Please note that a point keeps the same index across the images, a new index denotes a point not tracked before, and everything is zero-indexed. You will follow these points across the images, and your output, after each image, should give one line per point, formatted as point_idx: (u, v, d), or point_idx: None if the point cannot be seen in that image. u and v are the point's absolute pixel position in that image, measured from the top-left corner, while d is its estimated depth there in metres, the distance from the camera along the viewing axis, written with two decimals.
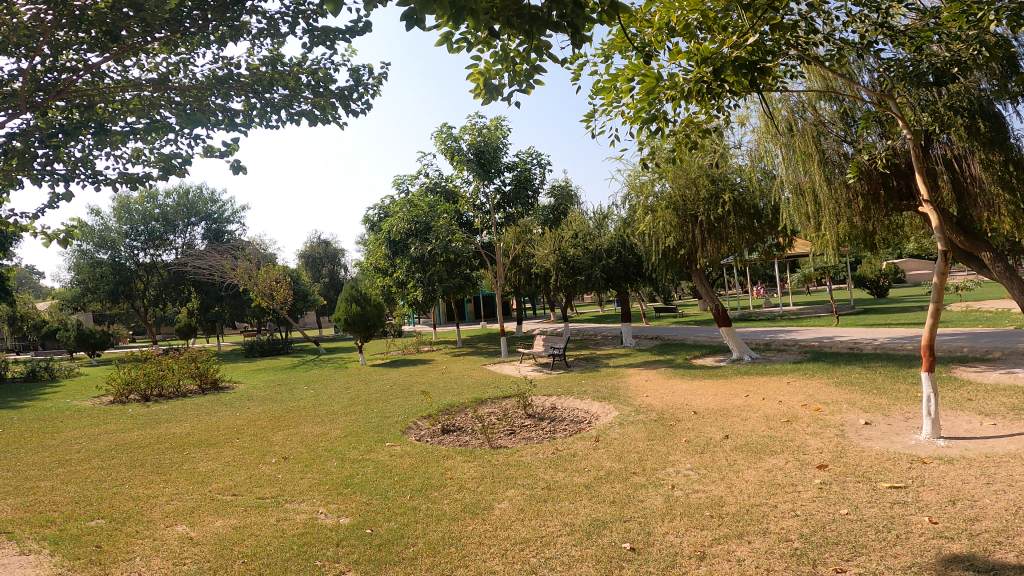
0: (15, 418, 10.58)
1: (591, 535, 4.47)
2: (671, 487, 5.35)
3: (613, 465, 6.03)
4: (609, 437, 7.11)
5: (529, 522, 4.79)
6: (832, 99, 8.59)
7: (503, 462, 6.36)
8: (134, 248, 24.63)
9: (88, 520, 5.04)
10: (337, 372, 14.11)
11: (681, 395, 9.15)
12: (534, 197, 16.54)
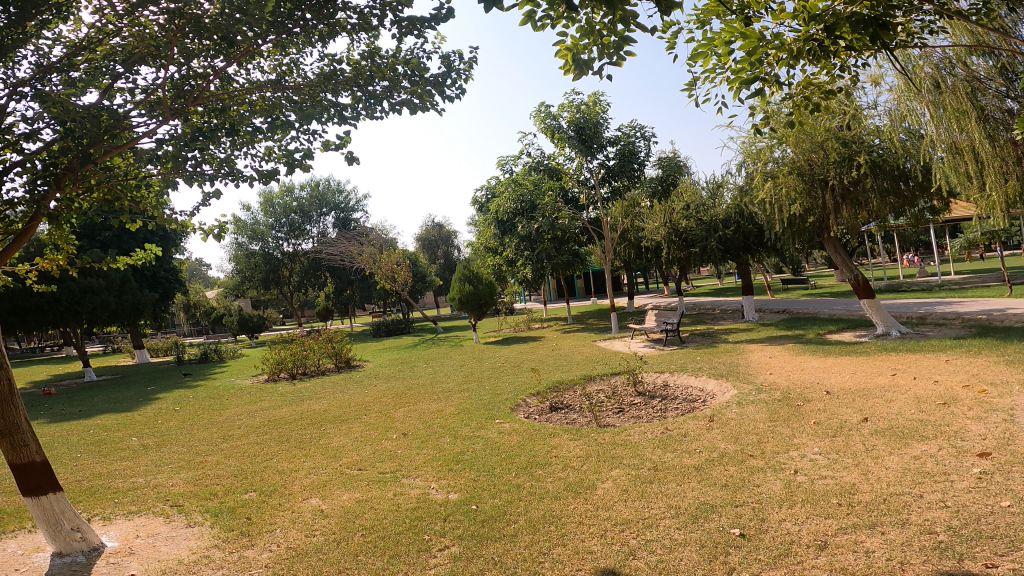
0: (192, 396, 12.11)
1: (698, 518, 4.31)
2: (793, 471, 5.02)
3: (728, 447, 5.77)
4: (726, 416, 6.81)
5: (632, 503, 4.72)
6: (986, 54, 7.54)
7: (610, 441, 6.29)
8: (279, 239, 26.97)
9: (243, 494, 5.62)
10: (453, 351, 14.65)
11: (813, 373, 8.55)
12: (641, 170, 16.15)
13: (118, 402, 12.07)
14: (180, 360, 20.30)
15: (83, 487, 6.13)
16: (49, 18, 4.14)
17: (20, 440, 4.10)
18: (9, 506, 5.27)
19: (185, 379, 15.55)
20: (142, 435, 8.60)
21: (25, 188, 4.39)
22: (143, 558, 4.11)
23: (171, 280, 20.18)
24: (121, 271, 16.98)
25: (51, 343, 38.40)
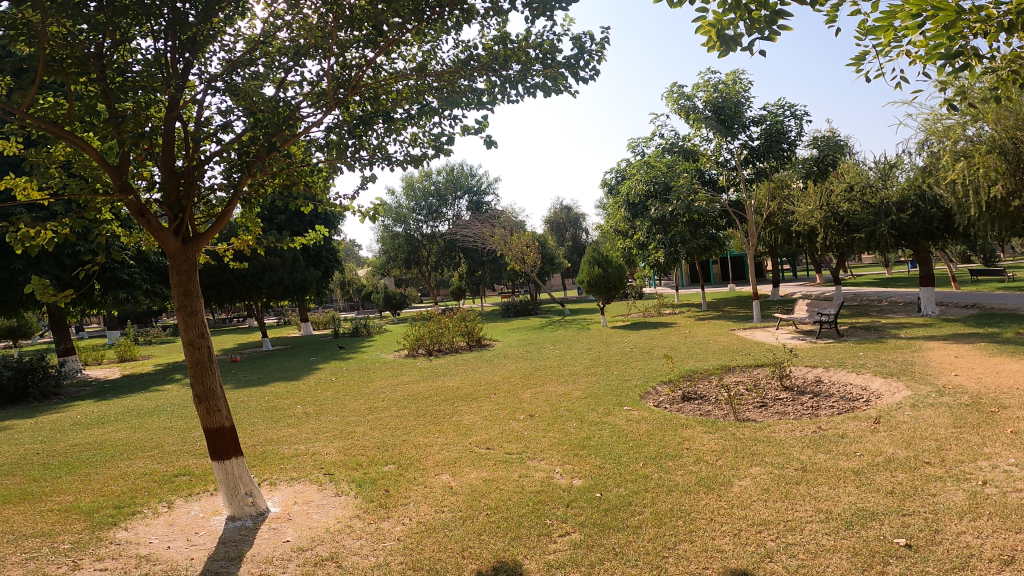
0: (342, 368, 13.11)
1: (853, 525, 3.99)
2: (980, 483, 4.49)
3: (897, 452, 5.26)
4: (895, 419, 6.21)
5: (773, 504, 4.45)
6: None
7: (750, 437, 5.97)
8: (418, 221, 28.36)
9: (383, 466, 6.00)
10: (580, 334, 14.65)
11: (1005, 377, 7.55)
12: (790, 151, 15.39)
13: (285, 371, 13.34)
14: (335, 334, 22.03)
15: (256, 451, 6.84)
16: (230, 15, 4.50)
17: (213, 405, 4.60)
18: (198, 468, 6.01)
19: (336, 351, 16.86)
20: (305, 403, 9.45)
21: (222, 177, 4.91)
22: (297, 525, 4.51)
23: (332, 260, 21.72)
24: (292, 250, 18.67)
25: (227, 315, 43.31)
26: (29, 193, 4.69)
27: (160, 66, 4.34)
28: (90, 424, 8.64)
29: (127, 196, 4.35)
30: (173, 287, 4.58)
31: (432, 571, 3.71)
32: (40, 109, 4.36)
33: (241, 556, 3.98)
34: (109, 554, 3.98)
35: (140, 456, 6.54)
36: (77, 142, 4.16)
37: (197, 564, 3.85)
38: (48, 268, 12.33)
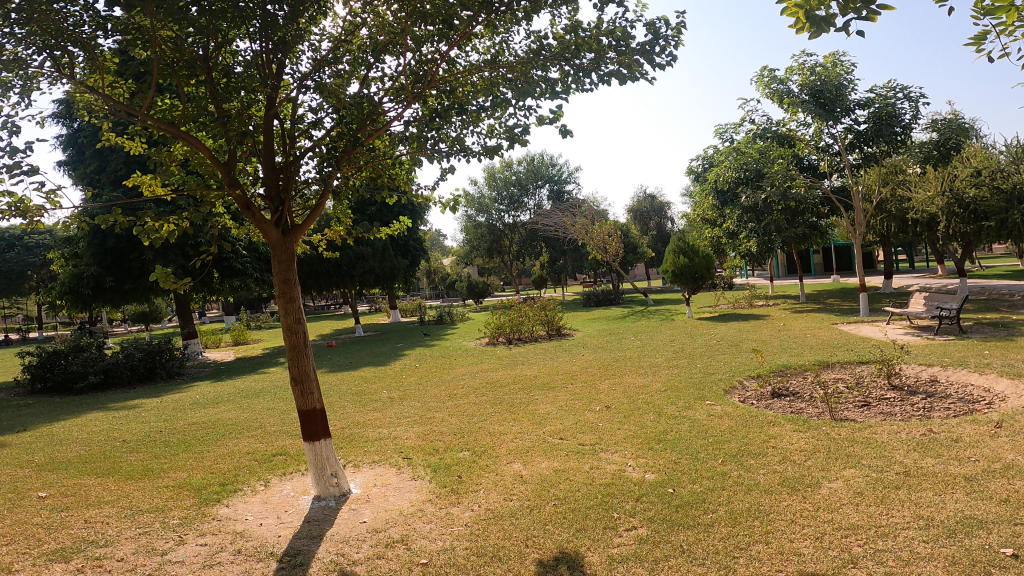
0: (425, 355, 13.51)
1: (955, 533, 3.69)
2: None
3: (1021, 458, 4.72)
4: (1019, 423, 5.62)
5: (866, 508, 4.14)
6: None
7: (848, 438, 5.56)
8: (500, 211, 28.65)
9: (458, 452, 6.15)
10: (663, 324, 14.37)
11: None
12: (904, 135, 14.15)
13: (375, 356, 13.92)
14: (421, 321, 22.70)
15: (344, 434, 7.19)
16: (315, 14, 4.67)
17: (307, 387, 4.89)
18: (293, 449, 6.40)
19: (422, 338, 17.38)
20: (390, 388, 9.85)
21: (315, 171, 5.13)
22: (374, 507, 4.72)
23: (419, 249, 22.32)
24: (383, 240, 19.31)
25: (323, 301, 45.63)
26: (152, 190, 5.14)
27: (258, 66, 4.57)
28: (205, 404, 9.40)
29: (235, 190, 4.65)
30: (274, 275, 4.89)
31: (495, 558, 3.79)
32: (158, 111, 4.73)
33: (321, 535, 4.21)
34: (210, 529, 4.29)
35: (245, 436, 7.05)
36: (190, 141, 4.47)
37: (284, 541, 4.10)
38: (173, 258, 13.39)
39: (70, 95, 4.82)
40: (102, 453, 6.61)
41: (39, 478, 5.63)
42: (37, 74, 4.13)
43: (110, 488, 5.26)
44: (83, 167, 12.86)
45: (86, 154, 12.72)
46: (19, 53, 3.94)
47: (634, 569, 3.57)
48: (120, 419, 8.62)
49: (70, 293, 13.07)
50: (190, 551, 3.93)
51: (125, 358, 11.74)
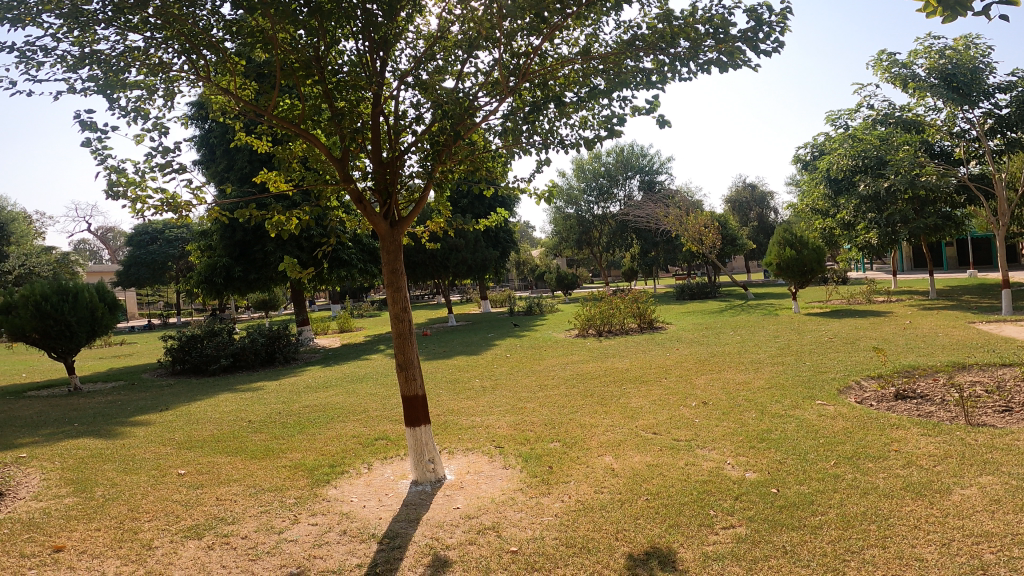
0: (516, 345, 13.62)
1: None
2: None
3: None
4: None
5: (1003, 516, 3.78)
6: None
7: (983, 444, 5.08)
8: (590, 203, 28.43)
9: (549, 443, 6.17)
10: (767, 319, 13.79)
11: None
12: None
13: (467, 345, 14.19)
14: (511, 312, 22.93)
15: (440, 420, 7.38)
16: (410, 11, 4.72)
17: (411, 373, 5.04)
18: (394, 433, 6.64)
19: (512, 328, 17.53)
20: (483, 377, 10.03)
21: (419, 165, 5.24)
22: (467, 494, 4.82)
23: (509, 240, 22.49)
24: (475, 231, 19.66)
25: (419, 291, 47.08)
26: (277, 185, 5.47)
27: (364, 65, 4.70)
28: (316, 387, 9.96)
29: (347, 184, 4.85)
30: (383, 265, 5.08)
31: (585, 549, 3.78)
32: (279, 111, 5.02)
33: (418, 519, 4.34)
34: (320, 509, 4.52)
35: (350, 419, 7.39)
36: (309, 138, 4.71)
37: (384, 523, 4.26)
38: (292, 250, 14.22)
39: (205, 97, 5.20)
40: (229, 432, 7.13)
41: (178, 455, 6.16)
42: (177, 76, 4.49)
43: (237, 467, 5.66)
44: (215, 166, 13.82)
45: (217, 154, 13.66)
46: (161, 58, 4.28)
47: (730, 567, 3.45)
48: (244, 400, 9.28)
49: (204, 283, 14.21)
50: (303, 530, 4.15)
51: (250, 343, 12.66)
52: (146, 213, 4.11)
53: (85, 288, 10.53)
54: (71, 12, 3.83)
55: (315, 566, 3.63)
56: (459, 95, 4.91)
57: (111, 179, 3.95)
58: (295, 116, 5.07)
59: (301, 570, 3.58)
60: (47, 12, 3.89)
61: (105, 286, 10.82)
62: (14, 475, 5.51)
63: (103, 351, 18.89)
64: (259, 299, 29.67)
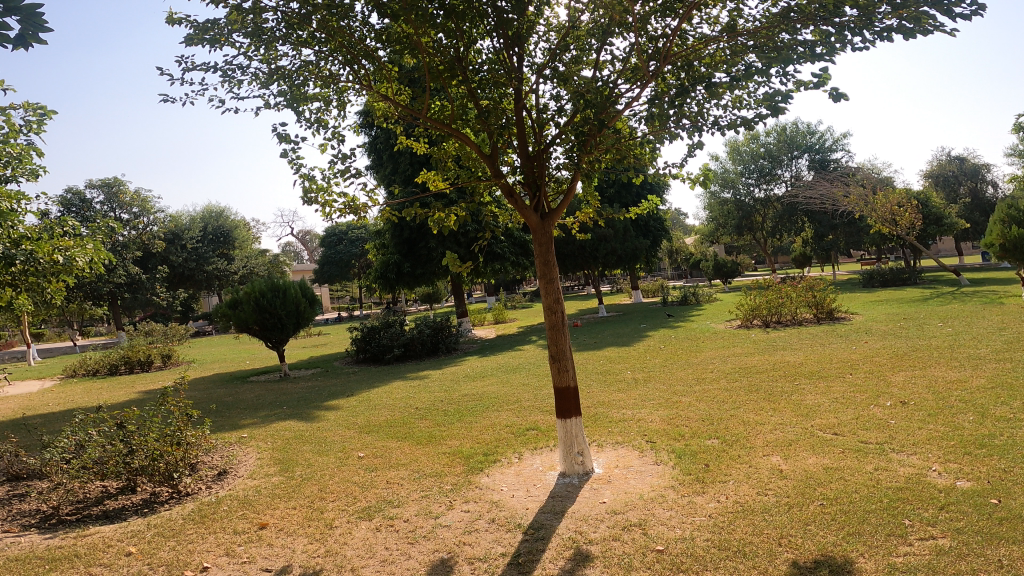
0: (673, 336, 13.19)
1: None
2: None
3: None
4: None
5: None
6: None
7: None
8: (750, 185, 26.66)
9: (707, 439, 5.89)
10: (985, 309, 12.04)
11: None
12: None
13: (619, 336, 14.03)
14: (667, 302, 22.27)
15: (590, 412, 7.36)
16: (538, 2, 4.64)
17: (563, 365, 5.02)
18: (545, 424, 6.73)
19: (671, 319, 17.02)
20: (636, 369, 9.85)
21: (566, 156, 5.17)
22: (614, 489, 4.75)
23: (660, 229, 21.76)
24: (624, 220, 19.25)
25: (578, 281, 47.35)
26: (436, 183, 5.77)
27: (501, 62, 4.75)
28: (474, 376, 10.41)
29: (498, 180, 4.94)
30: (536, 258, 5.13)
31: (740, 552, 3.55)
32: (432, 113, 5.27)
33: (563, 511, 4.35)
34: (472, 497, 4.70)
35: (505, 408, 7.62)
36: (459, 137, 4.87)
37: (530, 514, 4.32)
38: (451, 246, 14.96)
39: (370, 107, 5.59)
40: (400, 418, 7.66)
41: (358, 439, 6.74)
42: (346, 87, 4.89)
43: (405, 452, 6.06)
44: (382, 170, 14.85)
45: (384, 158, 14.68)
46: (330, 70, 4.67)
47: None
48: (413, 388, 9.94)
49: (380, 279, 15.47)
50: (456, 516, 4.32)
51: (417, 333, 13.53)
52: (332, 215, 4.60)
53: (292, 284, 11.90)
54: (254, 32, 4.26)
55: (465, 551, 3.72)
56: (598, 84, 4.73)
57: (305, 186, 4.46)
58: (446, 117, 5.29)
59: (450, 555, 3.67)
60: (236, 31, 4.36)
61: (306, 282, 12.14)
62: (233, 453, 6.35)
63: (301, 341, 21.28)
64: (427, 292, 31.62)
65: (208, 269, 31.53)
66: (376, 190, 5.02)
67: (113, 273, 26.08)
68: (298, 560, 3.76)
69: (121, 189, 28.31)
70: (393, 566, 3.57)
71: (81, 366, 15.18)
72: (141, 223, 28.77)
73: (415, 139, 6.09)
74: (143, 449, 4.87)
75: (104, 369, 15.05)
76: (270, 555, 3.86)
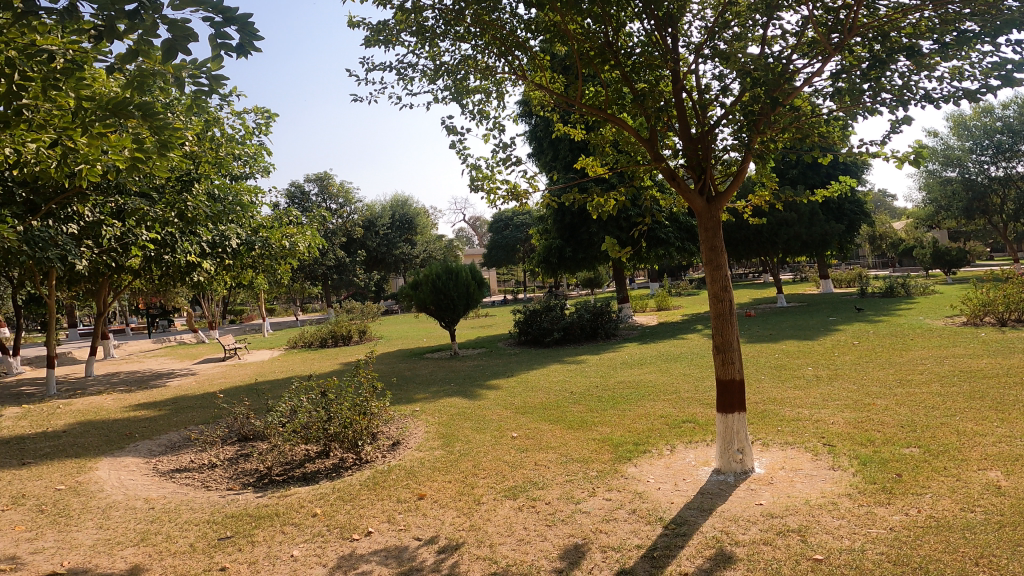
0: (873, 332, 11.69)
1: None
2: None
3: None
4: None
5: None
6: None
7: None
8: (983, 162, 23.09)
9: (903, 447, 5.01)
10: None
11: None
12: None
13: (802, 329, 12.85)
14: (866, 293, 20.00)
15: (757, 409, 6.77)
16: None
17: (729, 357, 4.54)
18: (703, 418, 6.40)
19: (871, 312, 15.19)
20: (818, 366, 8.90)
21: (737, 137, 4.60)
22: (776, 491, 4.28)
23: (857, 211, 19.23)
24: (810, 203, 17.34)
25: (758, 267, 44.35)
26: (594, 169, 5.64)
27: (652, 43, 4.54)
28: (632, 364, 10.25)
29: (659, 164, 4.60)
30: (702, 244, 4.66)
31: (922, 570, 3.06)
32: (586, 99, 5.14)
33: (712, 509, 4.06)
34: (617, 485, 4.59)
35: (661, 399, 7.41)
36: (617, 122, 4.67)
37: (674, 509, 4.11)
38: (612, 231, 14.81)
39: (526, 96, 5.65)
40: (554, 402, 7.79)
41: (513, 419, 6.99)
42: (502, 77, 5.00)
43: (555, 435, 6.16)
44: (542, 157, 15.05)
45: (543, 146, 14.87)
46: (487, 63, 4.79)
47: None
48: (569, 371, 10.12)
49: (543, 263, 15.83)
50: (597, 503, 4.27)
51: (577, 318, 13.63)
52: (496, 202, 4.74)
53: (463, 267, 12.56)
54: (419, 31, 4.52)
55: (600, 540, 3.69)
56: (769, 58, 3.99)
57: (472, 175, 4.64)
58: (601, 102, 5.14)
59: (585, 541, 3.68)
60: (404, 31, 4.66)
61: (476, 265, 12.71)
62: (406, 425, 6.89)
63: (472, 322, 22.52)
64: (589, 276, 31.66)
65: (396, 253, 34.39)
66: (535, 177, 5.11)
67: (325, 258, 30.14)
68: (445, 532, 3.95)
69: (330, 182, 31.66)
70: (528, 546, 3.67)
71: (300, 338, 17.43)
72: (345, 213, 32.13)
73: (572, 125, 6.02)
74: (337, 416, 5.52)
75: (314, 342, 17.06)
76: (423, 524, 4.09)
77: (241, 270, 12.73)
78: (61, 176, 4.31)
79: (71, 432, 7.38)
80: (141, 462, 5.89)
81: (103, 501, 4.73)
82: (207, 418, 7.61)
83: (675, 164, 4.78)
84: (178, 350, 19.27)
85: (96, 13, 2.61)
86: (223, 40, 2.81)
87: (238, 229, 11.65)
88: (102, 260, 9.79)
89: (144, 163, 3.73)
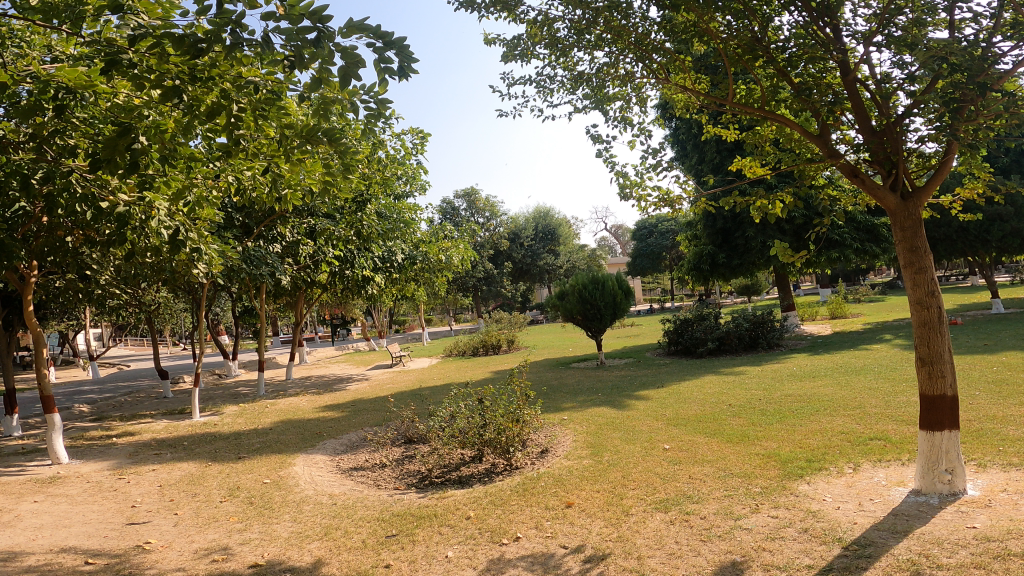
0: None
1: None
2: None
3: None
4: None
5: None
6: None
7: None
8: None
9: None
10: None
11: None
12: None
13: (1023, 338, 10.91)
14: None
15: (970, 427, 5.54)
16: None
17: (938, 370, 3.96)
18: (895, 435, 5.72)
19: None
20: None
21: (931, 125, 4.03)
22: (994, 514, 3.62)
23: None
24: None
25: (956, 271, 38.95)
26: (752, 170, 5.31)
27: (811, 33, 4.17)
28: (802, 376, 9.50)
29: (836, 160, 4.19)
30: (898, 245, 4.12)
31: None
32: (738, 99, 4.84)
33: (907, 531, 3.55)
34: (784, 503, 4.23)
35: (840, 414, 6.77)
36: (778, 119, 4.36)
37: (858, 529, 3.66)
38: (772, 234, 13.93)
39: (670, 100, 5.48)
40: (711, 414, 7.44)
41: (666, 431, 6.77)
42: (642, 83, 4.90)
43: (713, 449, 5.88)
44: (688, 160, 14.56)
45: (689, 149, 14.41)
46: (624, 69, 4.72)
47: None
48: (728, 383, 9.60)
49: (693, 270, 15.26)
50: (760, 520, 3.97)
51: (734, 327, 12.94)
52: (647, 209, 4.64)
53: (609, 276, 12.43)
54: (551, 43, 4.56)
55: (762, 559, 3.42)
56: (961, 44, 3.38)
57: (619, 184, 4.59)
58: (756, 100, 4.83)
59: (744, 558, 3.44)
60: (540, 44, 4.73)
61: (622, 274, 12.52)
62: (556, 434, 6.95)
63: (621, 332, 22.20)
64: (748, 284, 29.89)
65: (540, 264, 34.92)
66: (687, 180, 4.96)
67: (475, 268, 31.29)
68: (591, 542, 3.90)
69: (476, 198, 32.89)
70: (679, 561, 3.52)
71: (455, 349, 18.25)
72: (491, 226, 33.27)
73: (722, 126, 5.72)
74: (491, 423, 5.75)
75: (467, 351, 17.77)
76: (570, 532, 4.08)
77: (404, 284, 13.61)
78: (269, 200, 4.86)
79: (274, 429, 8.28)
80: (328, 459, 6.46)
81: (297, 495, 5.24)
82: (378, 421, 8.20)
83: (855, 160, 4.31)
84: (355, 357, 21.05)
85: (284, 43, 2.86)
86: (385, 64, 3.02)
87: (403, 245, 12.46)
88: (300, 275, 11.03)
89: (332, 182, 4.11)
